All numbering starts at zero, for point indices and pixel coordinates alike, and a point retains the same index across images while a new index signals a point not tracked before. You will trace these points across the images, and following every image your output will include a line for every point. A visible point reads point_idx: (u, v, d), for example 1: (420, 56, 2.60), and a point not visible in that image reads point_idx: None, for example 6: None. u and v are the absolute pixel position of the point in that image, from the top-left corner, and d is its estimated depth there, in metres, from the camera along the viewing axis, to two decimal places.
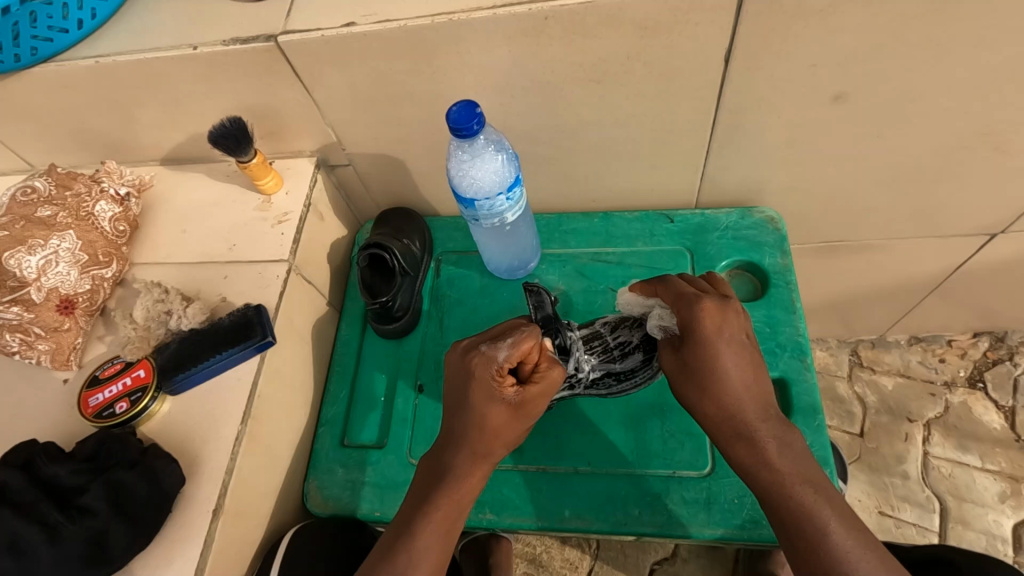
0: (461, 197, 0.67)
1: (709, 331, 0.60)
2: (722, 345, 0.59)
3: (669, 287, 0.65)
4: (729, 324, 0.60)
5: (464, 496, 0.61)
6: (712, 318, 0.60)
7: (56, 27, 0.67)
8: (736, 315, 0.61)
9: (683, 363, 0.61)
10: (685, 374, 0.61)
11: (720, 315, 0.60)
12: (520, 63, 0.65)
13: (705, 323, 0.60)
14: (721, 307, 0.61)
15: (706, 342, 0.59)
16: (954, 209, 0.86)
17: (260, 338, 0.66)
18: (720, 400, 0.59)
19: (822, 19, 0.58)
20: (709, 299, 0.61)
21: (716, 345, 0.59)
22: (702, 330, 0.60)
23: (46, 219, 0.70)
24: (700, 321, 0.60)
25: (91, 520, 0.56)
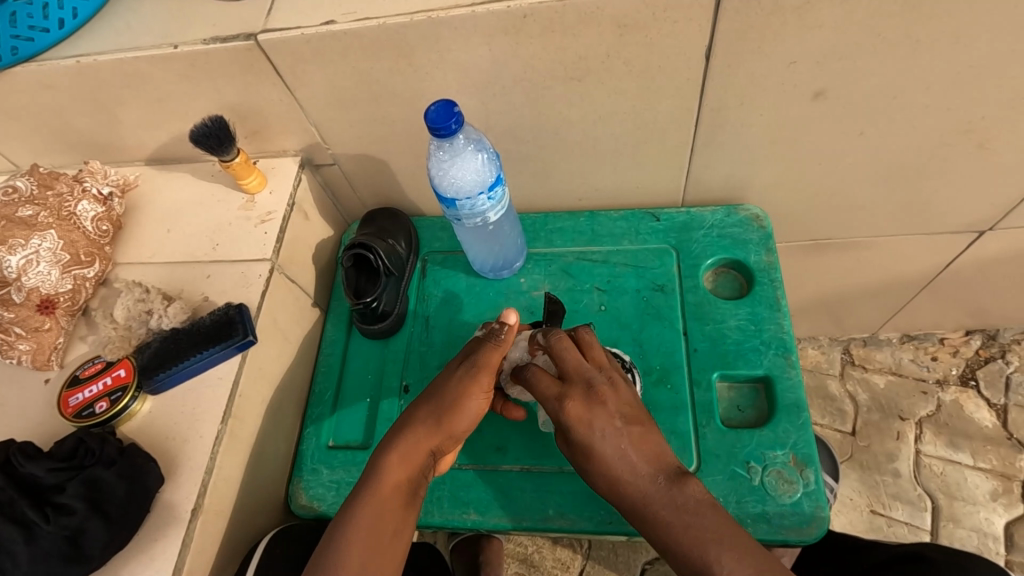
0: (441, 196, 0.67)
1: (579, 428, 0.59)
2: (600, 441, 0.58)
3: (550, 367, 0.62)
4: (597, 416, 0.59)
5: (407, 453, 0.62)
6: (579, 420, 0.59)
7: (37, 27, 0.67)
8: (623, 403, 0.60)
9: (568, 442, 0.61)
10: (571, 454, 0.61)
11: (587, 411, 0.59)
12: (499, 61, 0.65)
13: (574, 426, 0.59)
14: (587, 402, 0.59)
15: (579, 437, 0.59)
16: (940, 206, 0.86)
17: (240, 337, 0.66)
18: (608, 482, 0.58)
19: (798, 15, 0.58)
20: (599, 391, 0.60)
21: (591, 441, 0.58)
22: (574, 433, 0.59)
23: (26, 218, 0.69)
24: (575, 424, 0.59)
25: (67, 518, 0.55)
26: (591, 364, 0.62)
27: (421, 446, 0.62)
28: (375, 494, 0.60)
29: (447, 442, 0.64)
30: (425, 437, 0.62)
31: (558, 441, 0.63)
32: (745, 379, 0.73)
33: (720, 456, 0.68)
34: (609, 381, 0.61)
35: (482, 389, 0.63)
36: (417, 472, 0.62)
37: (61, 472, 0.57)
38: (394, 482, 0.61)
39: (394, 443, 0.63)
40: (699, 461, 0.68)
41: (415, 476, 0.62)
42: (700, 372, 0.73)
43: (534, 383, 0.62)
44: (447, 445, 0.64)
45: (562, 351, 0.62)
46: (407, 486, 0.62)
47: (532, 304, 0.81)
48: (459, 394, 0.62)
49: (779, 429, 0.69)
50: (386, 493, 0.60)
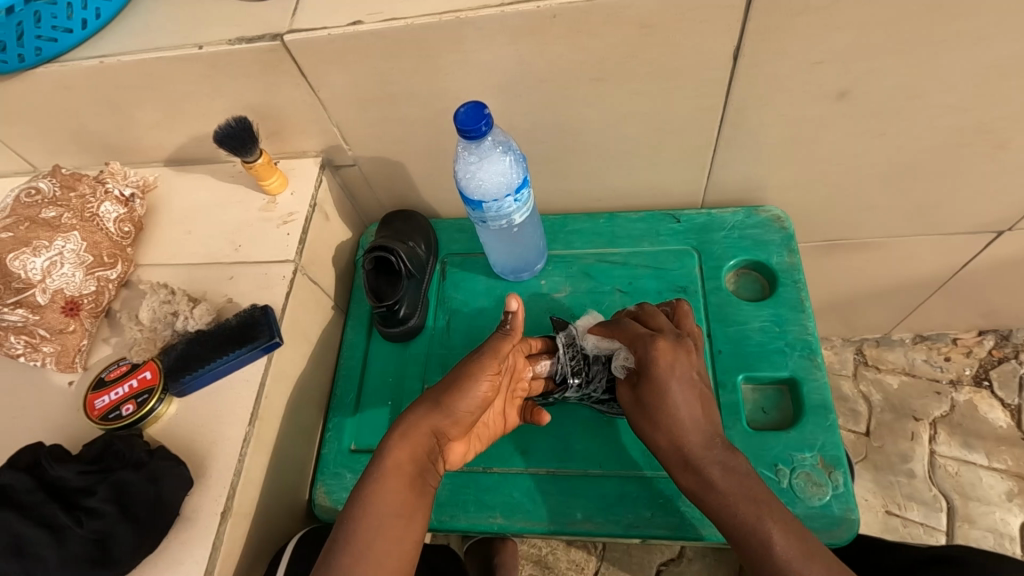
0: (468, 198, 0.67)
1: (660, 363, 0.63)
2: (672, 379, 0.62)
3: (623, 331, 0.68)
4: (681, 363, 0.63)
5: (408, 436, 0.61)
6: (665, 358, 0.63)
7: (60, 27, 0.66)
8: (686, 349, 0.64)
9: (637, 398, 0.65)
10: (638, 407, 0.65)
11: (672, 353, 0.63)
12: (526, 61, 0.65)
13: (656, 358, 0.63)
14: (674, 344, 0.64)
15: (656, 375, 0.63)
16: (961, 206, 0.85)
17: (266, 339, 0.66)
18: (668, 429, 0.61)
19: (830, 16, 0.58)
20: (664, 336, 0.65)
21: (668, 376, 0.62)
22: (655, 367, 0.63)
23: (51, 219, 0.69)
24: (653, 360, 0.63)
25: (97, 522, 0.55)
26: (659, 325, 0.67)
27: (426, 427, 0.62)
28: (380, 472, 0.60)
29: (452, 427, 0.63)
30: (430, 417, 0.62)
31: (625, 394, 0.67)
32: (769, 381, 0.73)
33: (747, 458, 0.68)
34: (679, 335, 0.65)
35: (487, 372, 0.63)
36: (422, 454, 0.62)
37: (91, 475, 0.57)
38: (399, 462, 0.60)
39: (402, 423, 0.63)
40: None
41: (419, 458, 0.61)
42: (725, 374, 0.73)
43: (624, 329, 0.68)
44: (453, 430, 0.63)
45: (628, 323, 0.68)
46: (412, 467, 0.61)
47: (553, 306, 0.81)
48: (464, 375, 0.63)
49: (806, 431, 0.69)
50: (391, 472, 0.60)
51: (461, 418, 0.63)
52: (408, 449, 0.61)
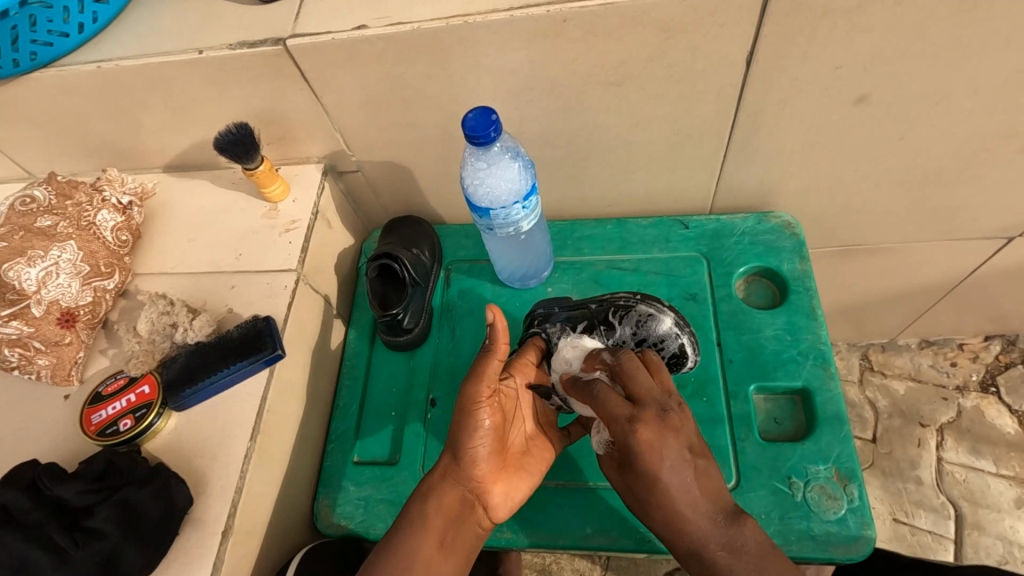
0: (476, 206, 0.65)
1: (648, 459, 0.55)
2: (666, 473, 0.56)
3: (596, 403, 0.58)
4: (668, 447, 0.56)
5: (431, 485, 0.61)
6: (650, 447, 0.55)
7: (56, 31, 0.64)
8: (670, 430, 0.56)
9: (625, 482, 0.60)
10: (627, 486, 0.59)
11: (659, 438, 0.56)
12: (535, 66, 0.63)
13: (643, 450, 0.55)
14: (657, 428, 0.56)
15: (645, 467, 0.56)
16: (972, 212, 0.84)
17: (269, 351, 0.64)
18: (665, 520, 0.57)
19: (847, 20, 0.57)
20: (647, 420, 0.56)
21: (656, 466, 0.55)
22: (642, 462, 0.56)
23: (46, 228, 0.68)
24: (637, 455, 0.56)
25: (99, 542, 0.54)
26: (640, 394, 0.58)
27: (449, 476, 0.61)
28: (412, 524, 0.60)
29: (473, 467, 0.61)
30: (449, 469, 0.62)
31: (612, 472, 0.62)
32: (782, 390, 0.72)
33: (762, 470, 0.67)
34: (662, 410, 0.57)
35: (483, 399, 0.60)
36: (454, 503, 0.61)
37: (93, 493, 0.56)
38: (428, 514, 0.60)
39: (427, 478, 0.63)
40: (739, 476, 0.67)
41: (455, 507, 0.61)
42: (738, 384, 0.72)
43: (599, 401, 0.58)
44: (479, 470, 0.61)
45: (605, 395, 0.58)
46: (444, 515, 0.60)
47: None
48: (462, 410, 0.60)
49: (822, 442, 0.67)
50: (422, 522, 0.60)
51: (477, 456, 0.61)
52: (438, 501, 0.61)
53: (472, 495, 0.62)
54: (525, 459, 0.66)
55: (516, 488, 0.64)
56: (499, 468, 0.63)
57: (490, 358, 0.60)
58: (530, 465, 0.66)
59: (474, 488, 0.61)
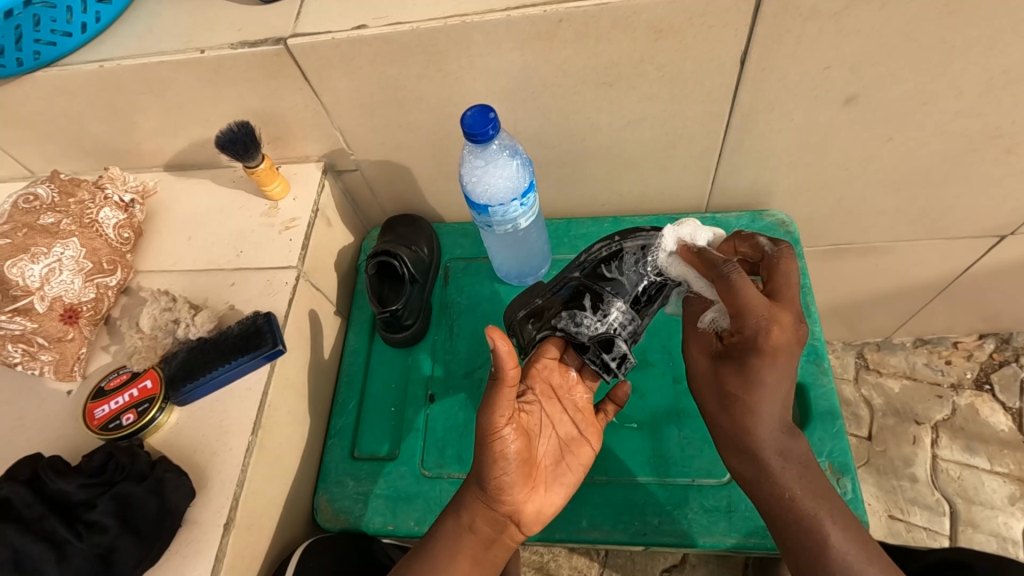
0: (474, 203, 0.66)
1: (766, 360, 0.53)
2: (763, 366, 0.53)
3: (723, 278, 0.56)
4: (785, 346, 0.54)
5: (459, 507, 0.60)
6: (778, 349, 0.53)
7: (59, 31, 0.65)
8: (796, 340, 0.54)
9: (717, 375, 0.58)
10: (717, 390, 0.58)
11: (787, 344, 0.54)
12: (531, 66, 0.64)
13: (765, 350, 0.53)
14: (791, 328, 0.54)
15: (757, 359, 0.54)
16: (964, 211, 0.85)
17: (269, 346, 0.65)
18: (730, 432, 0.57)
19: (837, 21, 0.58)
20: (780, 324, 0.54)
21: (764, 369, 0.54)
22: (758, 362, 0.53)
23: (49, 226, 0.68)
24: (761, 351, 0.53)
25: (99, 536, 0.54)
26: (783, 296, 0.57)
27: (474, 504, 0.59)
28: (441, 544, 0.59)
29: (505, 491, 0.58)
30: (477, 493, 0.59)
31: (703, 363, 0.60)
32: None
33: None
34: (795, 317, 0.55)
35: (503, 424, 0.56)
36: (487, 526, 0.59)
37: (93, 487, 0.57)
38: (459, 535, 0.59)
39: (453, 505, 0.61)
40: None
41: (486, 530, 0.59)
42: None
43: (733, 288, 0.55)
44: (508, 495, 0.58)
45: (742, 285, 0.54)
46: (475, 538, 0.59)
47: None
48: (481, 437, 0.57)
49: (815, 438, 0.68)
50: (452, 545, 0.59)
51: (501, 480, 0.57)
52: (470, 521, 0.59)
53: (503, 517, 0.59)
54: (559, 469, 0.62)
55: (551, 500, 0.61)
56: (530, 485, 0.60)
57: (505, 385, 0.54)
58: (566, 474, 0.62)
59: (505, 511, 0.59)
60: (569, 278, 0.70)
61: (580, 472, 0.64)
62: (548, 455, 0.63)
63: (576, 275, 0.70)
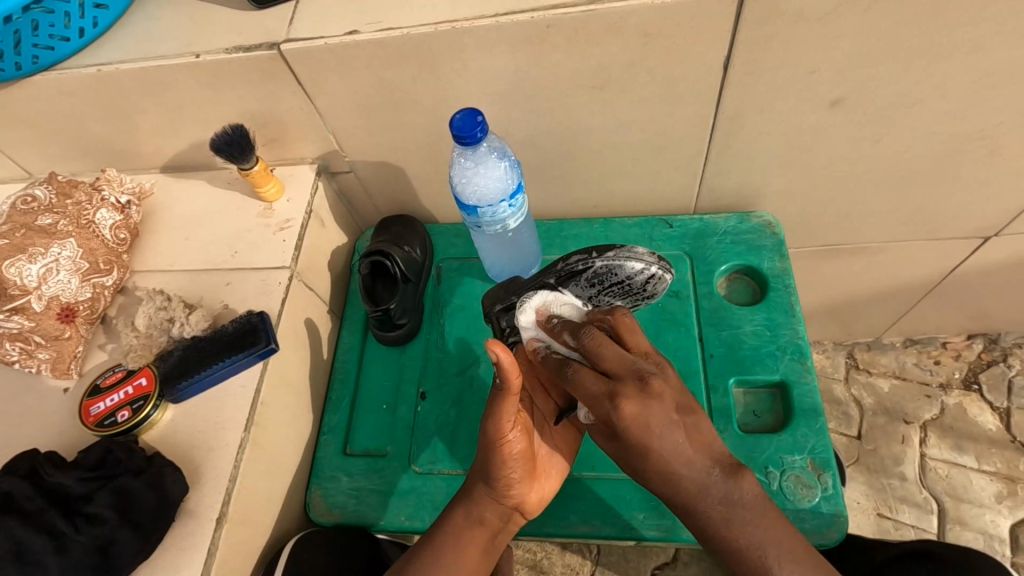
0: (464, 204, 0.67)
1: (638, 432, 0.52)
2: (654, 442, 0.52)
3: (578, 390, 0.54)
4: (652, 415, 0.52)
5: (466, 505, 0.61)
6: (634, 420, 0.51)
7: (57, 36, 0.67)
8: (656, 398, 0.52)
9: (620, 452, 0.57)
10: (626, 465, 0.57)
11: (641, 410, 0.52)
12: (520, 70, 0.66)
13: (632, 426, 0.52)
14: (640, 399, 0.52)
15: (635, 439, 0.52)
16: (948, 212, 0.87)
17: (263, 344, 0.66)
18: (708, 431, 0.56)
19: (817, 26, 0.59)
20: (628, 397, 0.51)
21: (650, 448, 0.53)
22: (635, 437, 0.52)
23: (46, 227, 0.70)
24: (632, 438, 0.52)
25: (99, 528, 0.56)
26: (614, 369, 0.53)
27: (484, 498, 0.61)
28: (454, 536, 0.61)
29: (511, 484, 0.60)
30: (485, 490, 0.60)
31: (602, 440, 0.60)
32: (761, 383, 0.74)
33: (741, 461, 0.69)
34: (642, 383, 0.52)
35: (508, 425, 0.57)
36: (495, 518, 0.61)
37: (92, 481, 0.58)
38: (468, 527, 0.61)
39: (463, 498, 0.62)
40: None
41: (496, 521, 0.62)
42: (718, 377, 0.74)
43: (577, 386, 0.54)
44: (517, 488, 0.60)
45: (581, 377, 0.54)
46: (486, 529, 0.61)
47: None
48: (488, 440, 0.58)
49: (798, 435, 0.70)
50: (463, 537, 0.61)
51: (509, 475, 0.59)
52: (480, 514, 0.61)
53: (509, 509, 0.62)
54: (552, 457, 0.65)
55: (548, 485, 0.65)
56: (533, 477, 0.62)
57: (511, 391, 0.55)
58: (558, 460, 0.66)
59: (512, 504, 0.61)
60: (547, 281, 0.67)
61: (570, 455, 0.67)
62: (541, 447, 0.65)
63: (553, 279, 0.67)
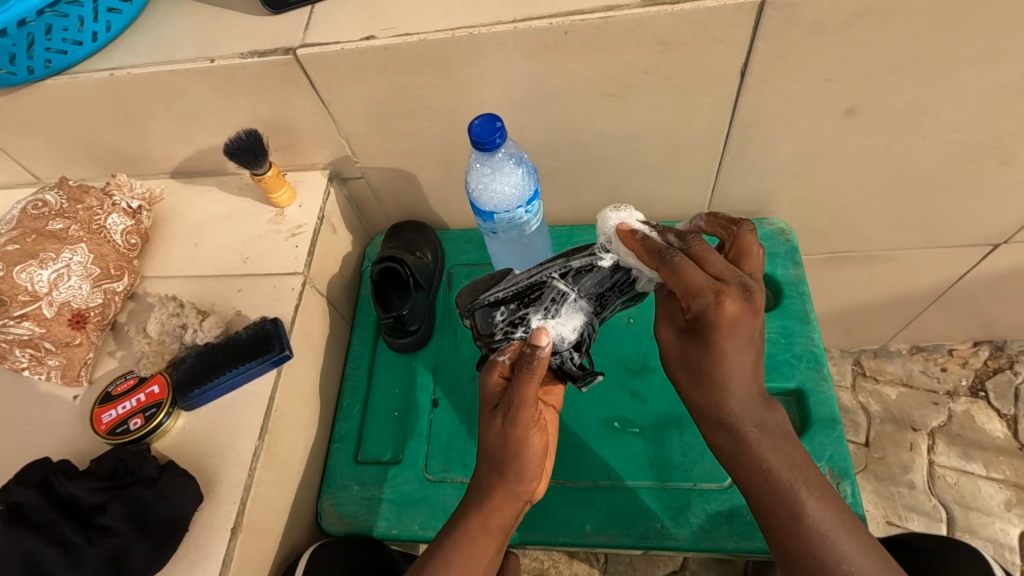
0: (480, 210, 0.67)
1: (724, 332, 0.52)
2: (723, 342, 0.52)
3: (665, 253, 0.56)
4: (742, 323, 0.52)
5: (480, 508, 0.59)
6: (732, 320, 0.51)
7: (70, 40, 0.66)
8: (751, 309, 0.52)
9: (683, 350, 0.56)
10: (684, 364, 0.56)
11: (740, 315, 0.51)
12: (536, 76, 0.66)
13: (722, 324, 0.51)
14: (741, 301, 0.51)
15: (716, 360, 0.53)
16: (960, 220, 0.87)
17: (277, 351, 0.66)
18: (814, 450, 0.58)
19: (836, 35, 0.59)
20: (729, 295, 0.51)
21: (725, 342, 0.52)
22: (715, 337, 0.52)
23: (57, 232, 0.69)
24: (715, 328, 0.52)
25: (111, 540, 0.55)
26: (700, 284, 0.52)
27: (504, 498, 0.59)
28: (466, 541, 0.58)
29: (522, 484, 0.59)
30: (508, 492, 0.59)
31: (669, 334, 0.58)
32: (777, 392, 0.74)
33: None
34: (745, 288, 0.52)
35: (529, 426, 0.56)
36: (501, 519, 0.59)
37: (103, 491, 0.57)
38: (475, 532, 0.58)
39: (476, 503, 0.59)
40: None
41: (506, 520, 0.59)
42: None
43: (676, 270, 0.53)
44: (524, 484, 0.59)
45: (685, 265, 0.53)
46: (498, 532, 0.59)
47: None
48: (508, 445, 0.57)
49: (815, 443, 0.70)
50: (476, 540, 0.58)
51: (520, 468, 0.58)
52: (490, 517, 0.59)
53: (524, 504, 0.61)
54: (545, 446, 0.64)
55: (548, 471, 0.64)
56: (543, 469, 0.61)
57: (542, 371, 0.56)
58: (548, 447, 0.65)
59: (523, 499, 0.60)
60: (548, 275, 0.64)
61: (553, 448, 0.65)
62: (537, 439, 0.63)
63: (553, 273, 0.64)
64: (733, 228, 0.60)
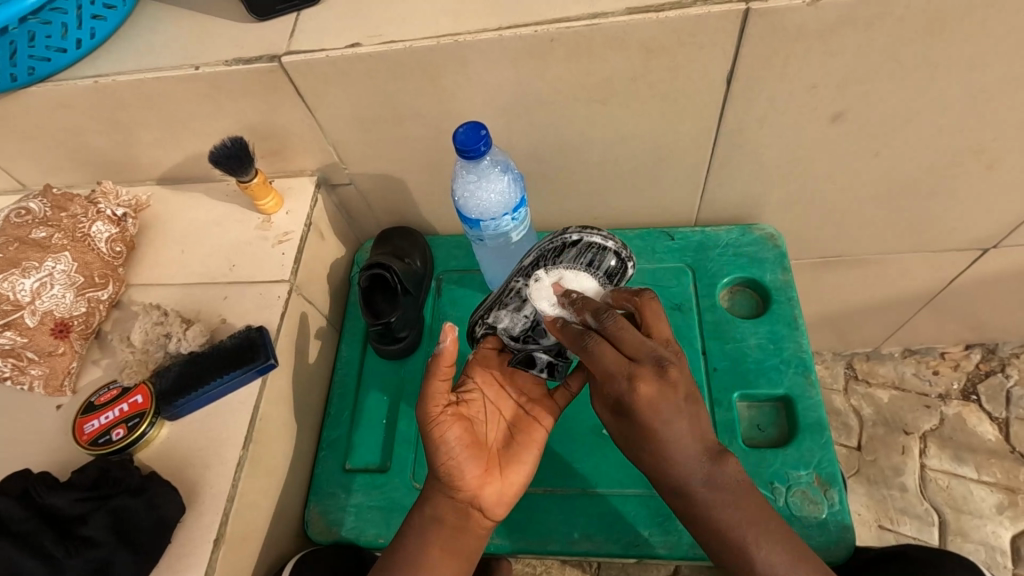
0: (466, 217, 0.67)
1: (646, 413, 0.52)
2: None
3: (592, 360, 0.54)
4: (666, 402, 0.52)
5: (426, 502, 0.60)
6: (648, 402, 0.52)
7: (54, 47, 0.66)
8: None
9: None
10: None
11: (657, 396, 0.52)
12: (522, 83, 0.65)
13: (641, 406, 0.52)
14: (657, 383, 0.52)
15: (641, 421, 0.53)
16: (948, 225, 0.87)
17: (261, 360, 0.65)
18: None
19: (819, 42, 0.59)
20: (644, 378, 0.52)
21: (677, 377, 0.53)
22: (641, 417, 0.52)
23: (41, 240, 0.69)
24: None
25: (95, 550, 0.55)
26: (615, 368, 0.53)
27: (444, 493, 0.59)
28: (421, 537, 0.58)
29: (453, 484, 0.58)
30: (435, 482, 0.59)
31: (606, 415, 0.58)
32: (765, 398, 0.74)
33: None
34: (657, 363, 0.52)
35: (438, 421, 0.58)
36: (449, 515, 0.59)
37: (88, 502, 0.57)
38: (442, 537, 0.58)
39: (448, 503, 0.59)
40: None
41: (452, 518, 0.59)
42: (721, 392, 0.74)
43: (591, 356, 0.54)
44: (460, 480, 0.58)
45: (599, 351, 0.53)
46: (445, 527, 0.59)
47: None
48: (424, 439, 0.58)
49: (803, 449, 0.70)
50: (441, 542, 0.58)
51: (449, 466, 0.58)
52: (435, 512, 0.59)
53: (464, 505, 0.59)
54: (511, 452, 0.61)
55: (511, 482, 0.60)
56: (487, 471, 0.59)
57: (444, 361, 0.56)
58: (518, 454, 0.61)
59: (463, 499, 0.59)
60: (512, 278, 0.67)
61: (535, 456, 0.62)
62: (498, 439, 0.62)
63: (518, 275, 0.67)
64: (638, 298, 0.59)
